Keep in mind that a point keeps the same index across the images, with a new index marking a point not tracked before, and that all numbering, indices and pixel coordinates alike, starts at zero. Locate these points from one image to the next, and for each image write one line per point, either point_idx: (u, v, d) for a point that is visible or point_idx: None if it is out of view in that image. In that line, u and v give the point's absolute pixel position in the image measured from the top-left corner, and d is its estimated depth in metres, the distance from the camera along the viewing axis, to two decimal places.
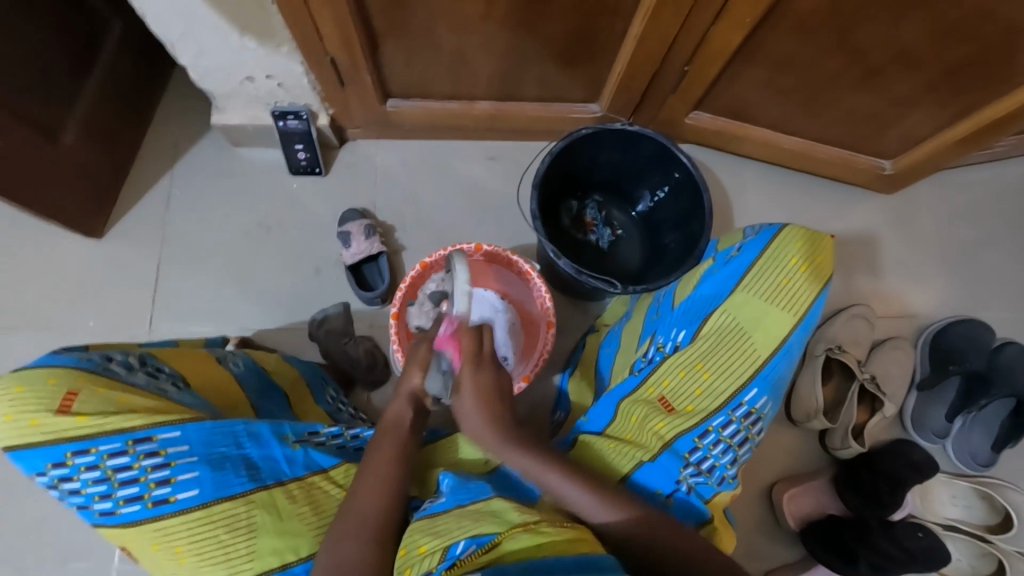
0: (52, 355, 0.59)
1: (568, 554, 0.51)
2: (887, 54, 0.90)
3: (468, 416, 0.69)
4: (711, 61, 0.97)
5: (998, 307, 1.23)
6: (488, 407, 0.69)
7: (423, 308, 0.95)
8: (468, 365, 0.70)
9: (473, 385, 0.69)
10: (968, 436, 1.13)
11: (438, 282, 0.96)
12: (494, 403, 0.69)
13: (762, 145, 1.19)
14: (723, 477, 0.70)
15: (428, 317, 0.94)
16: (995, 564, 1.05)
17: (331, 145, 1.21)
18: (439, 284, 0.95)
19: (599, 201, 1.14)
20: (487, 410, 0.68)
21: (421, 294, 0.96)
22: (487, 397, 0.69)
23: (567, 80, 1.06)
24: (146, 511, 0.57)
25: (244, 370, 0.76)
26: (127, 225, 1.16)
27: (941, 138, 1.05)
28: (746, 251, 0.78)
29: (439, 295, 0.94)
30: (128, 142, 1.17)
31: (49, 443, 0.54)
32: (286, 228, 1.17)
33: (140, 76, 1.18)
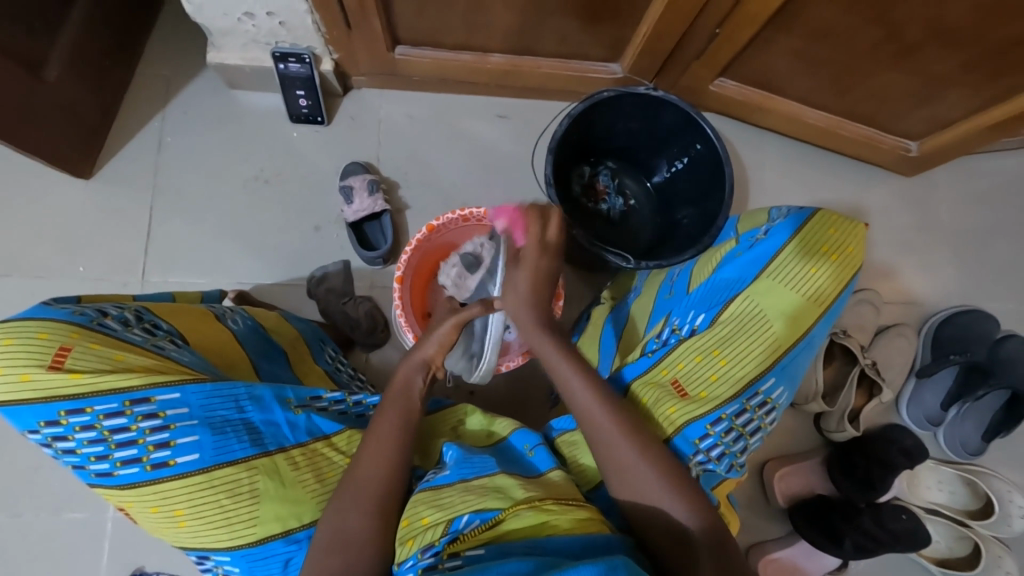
0: (39, 306, 0.57)
1: (571, 534, 0.53)
2: (930, 31, 0.84)
3: (519, 287, 0.72)
4: (746, 24, 0.91)
5: (1006, 298, 1.21)
6: (537, 287, 0.73)
7: (449, 271, 0.92)
8: (533, 246, 0.73)
9: (531, 264, 0.72)
10: (960, 424, 1.13)
11: (476, 245, 0.91)
12: (543, 287, 0.73)
13: (787, 119, 1.13)
14: (731, 464, 0.70)
15: (451, 277, 0.91)
16: (971, 547, 1.08)
17: (334, 93, 1.14)
18: (476, 247, 0.91)
19: (613, 167, 1.10)
20: (537, 286, 0.73)
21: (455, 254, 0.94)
22: (539, 274, 0.73)
23: (589, 36, 0.99)
24: (144, 474, 0.56)
25: (243, 329, 0.74)
26: (118, 167, 1.10)
27: (974, 122, 1.00)
28: (773, 236, 0.76)
29: (473, 260, 0.90)
30: (117, 77, 1.10)
31: (41, 400, 0.53)
32: (285, 178, 1.12)
33: (130, 4, 1.09)
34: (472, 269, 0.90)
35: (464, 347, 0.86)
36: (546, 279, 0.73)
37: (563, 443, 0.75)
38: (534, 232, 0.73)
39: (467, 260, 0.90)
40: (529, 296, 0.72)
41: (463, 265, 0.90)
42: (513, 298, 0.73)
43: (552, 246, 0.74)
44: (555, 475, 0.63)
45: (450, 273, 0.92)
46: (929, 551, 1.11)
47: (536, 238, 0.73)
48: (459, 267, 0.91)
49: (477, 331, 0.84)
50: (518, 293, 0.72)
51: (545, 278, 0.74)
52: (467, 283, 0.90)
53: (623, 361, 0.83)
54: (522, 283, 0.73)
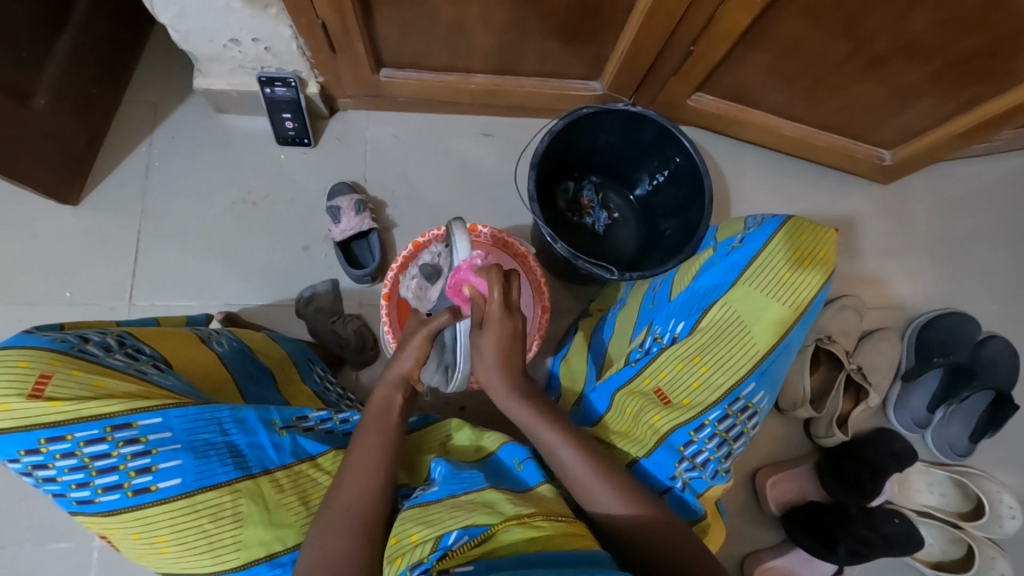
0: (22, 335, 0.57)
1: (559, 549, 0.52)
2: (897, 43, 0.87)
3: (486, 356, 0.70)
4: (718, 41, 0.94)
5: (985, 299, 1.24)
6: (505, 350, 0.70)
7: (411, 281, 0.92)
8: (496, 308, 0.69)
9: (496, 329, 0.69)
10: (947, 426, 1.14)
11: (433, 256, 0.91)
12: (509, 352, 0.70)
13: (764, 130, 1.16)
14: (717, 470, 0.71)
15: (412, 289, 0.92)
16: (965, 549, 1.08)
17: (321, 115, 1.16)
18: (434, 257, 0.91)
19: (596, 182, 1.12)
20: (505, 353, 0.70)
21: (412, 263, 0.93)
22: (504, 341, 0.70)
23: (567, 55, 1.01)
24: (126, 500, 0.56)
25: (228, 351, 0.74)
26: (105, 193, 1.11)
27: (944, 130, 1.03)
28: (748, 243, 0.78)
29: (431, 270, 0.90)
30: (104, 104, 1.11)
31: (22, 428, 0.52)
32: (273, 200, 1.13)
33: (118, 33, 1.11)
34: (430, 279, 0.89)
35: (437, 360, 0.83)
36: (512, 344, 0.70)
37: None
38: (498, 296, 0.69)
39: (426, 270, 0.89)
40: (496, 359, 0.70)
41: (423, 276, 0.90)
42: (480, 362, 0.71)
43: (518, 312, 0.70)
44: (545, 490, 0.63)
45: (410, 284, 0.92)
46: (924, 555, 1.11)
47: (501, 305, 0.69)
48: (418, 278, 0.91)
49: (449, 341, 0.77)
50: (485, 359, 0.70)
51: (513, 345, 0.71)
52: (428, 293, 0.90)
53: (604, 376, 0.83)
54: (489, 349, 0.70)
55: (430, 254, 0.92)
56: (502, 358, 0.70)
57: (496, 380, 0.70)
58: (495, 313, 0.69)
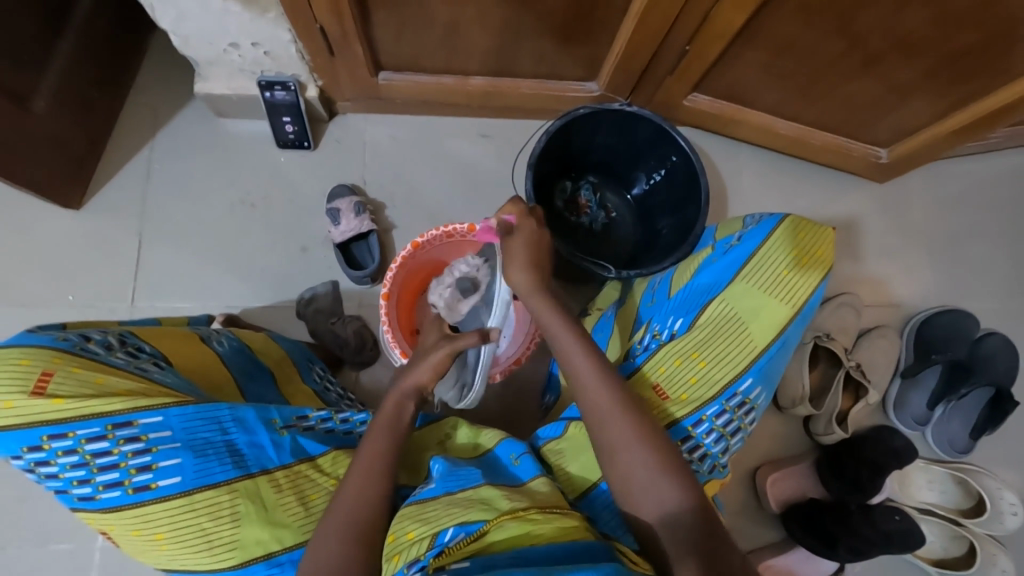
0: (25, 334, 0.57)
1: (553, 544, 0.52)
2: (890, 41, 0.88)
3: (517, 257, 0.74)
4: (713, 42, 0.95)
5: (984, 296, 1.24)
6: (534, 253, 0.75)
7: (442, 289, 0.92)
8: (526, 215, 0.77)
9: (525, 232, 0.75)
10: (947, 423, 1.14)
11: (470, 267, 0.92)
12: (536, 256, 0.75)
13: (760, 130, 1.17)
14: (714, 465, 0.73)
15: (444, 298, 0.91)
16: (966, 547, 1.08)
17: (320, 119, 1.17)
18: (469, 268, 0.91)
19: (594, 182, 1.12)
20: (532, 256, 0.75)
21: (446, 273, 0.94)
22: (534, 243, 0.75)
23: (564, 56, 1.02)
24: (127, 497, 0.56)
25: (229, 351, 0.75)
26: (106, 197, 1.12)
27: (939, 128, 1.04)
28: (747, 241, 0.79)
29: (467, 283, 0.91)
30: (106, 109, 1.13)
31: (23, 425, 0.53)
32: (273, 202, 1.14)
33: (119, 39, 1.12)
34: (466, 292, 0.90)
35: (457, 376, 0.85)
36: (538, 249, 0.76)
37: (549, 451, 0.76)
38: (530, 203, 0.77)
39: (462, 282, 0.91)
40: (527, 260, 0.74)
41: (458, 288, 0.91)
42: (507, 266, 0.74)
43: (541, 217, 0.78)
44: (538, 483, 0.64)
45: (442, 294, 0.92)
46: (925, 552, 1.11)
47: (525, 211, 0.77)
48: (452, 289, 0.91)
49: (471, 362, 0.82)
50: (514, 262, 0.74)
51: (542, 248, 0.76)
52: (460, 306, 0.90)
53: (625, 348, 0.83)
54: (519, 253, 0.74)
55: (465, 266, 0.92)
56: (533, 263, 0.74)
57: (523, 280, 0.73)
58: (522, 219, 0.76)
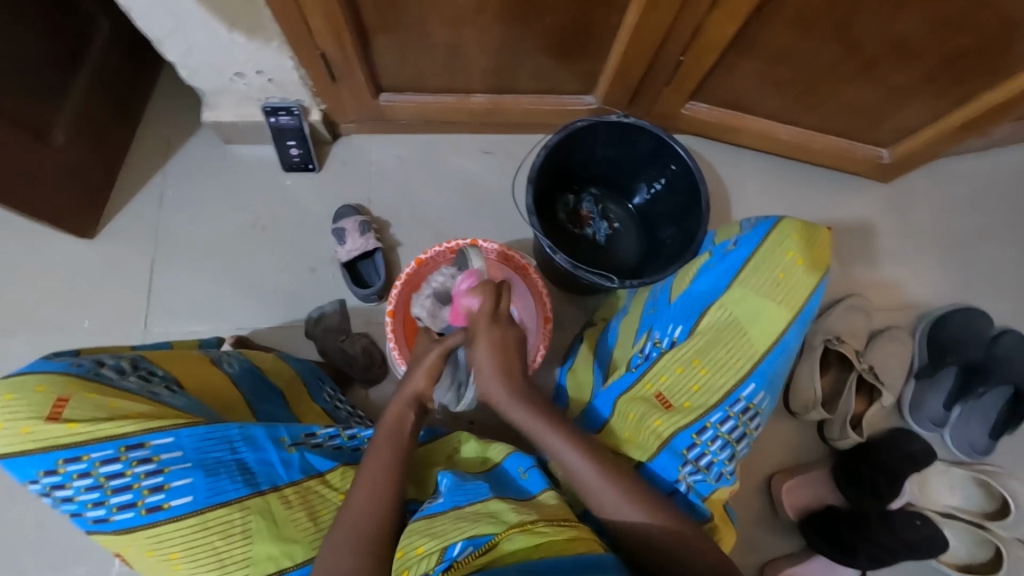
0: (41, 361, 0.59)
1: (562, 557, 0.52)
2: (886, 44, 0.88)
3: (484, 367, 0.72)
4: (708, 52, 0.96)
5: (996, 294, 1.22)
6: (500, 358, 0.72)
7: (423, 300, 0.91)
8: (484, 319, 0.74)
9: (488, 337, 0.73)
10: (966, 424, 1.11)
11: (445, 277, 0.92)
12: (506, 358, 0.73)
13: (759, 136, 1.17)
14: (721, 473, 0.71)
15: (425, 309, 0.90)
16: (992, 551, 1.05)
17: (325, 141, 1.19)
18: (445, 279, 0.92)
19: (596, 194, 1.13)
20: (499, 360, 0.72)
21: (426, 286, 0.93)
22: (497, 347, 0.73)
23: (561, 71, 1.04)
24: (140, 518, 0.57)
25: (240, 371, 0.76)
26: (119, 224, 1.15)
27: (941, 127, 1.03)
28: (742, 246, 0.80)
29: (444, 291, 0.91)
30: (118, 140, 1.16)
31: (40, 450, 0.54)
32: (280, 224, 1.16)
33: (130, 71, 1.16)
34: (446, 300, 0.90)
35: (450, 378, 0.86)
36: (506, 349, 0.73)
37: None
38: (488, 303, 0.75)
39: (440, 291, 0.90)
40: (494, 368, 0.72)
41: (436, 297, 0.90)
42: (480, 375, 0.72)
43: (505, 319, 0.75)
44: (547, 496, 0.64)
45: (423, 305, 0.91)
46: (949, 557, 1.07)
47: (490, 314, 0.74)
48: (432, 298, 0.90)
49: (461, 361, 0.84)
50: (483, 371, 0.72)
51: (508, 349, 0.74)
52: (442, 313, 0.89)
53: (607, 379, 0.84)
54: (484, 362, 0.72)
55: (441, 277, 0.92)
56: (501, 366, 0.72)
57: (498, 391, 0.71)
58: (483, 322, 0.74)
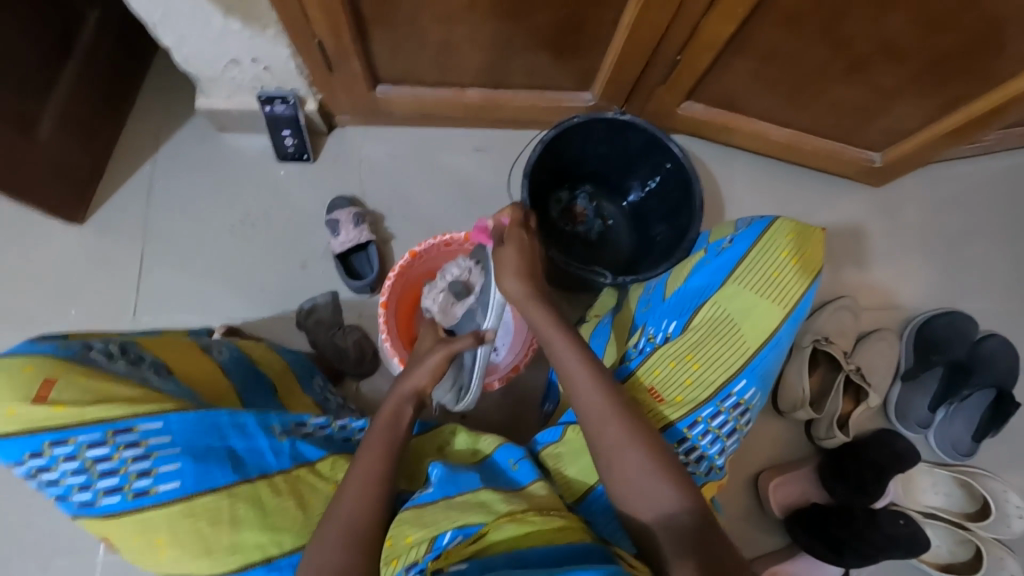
0: (27, 342, 0.58)
1: (548, 545, 0.53)
2: (878, 47, 0.90)
3: (509, 267, 0.74)
4: (704, 51, 0.96)
5: (982, 298, 1.24)
6: (526, 262, 0.75)
7: (435, 293, 0.93)
8: (513, 226, 0.77)
9: (515, 240, 0.76)
10: (950, 425, 1.13)
11: (461, 270, 0.92)
12: (530, 265, 0.75)
13: (753, 137, 1.18)
14: (711, 467, 0.74)
15: (437, 302, 0.92)
16: (972, 551, 1.07)
17: (320, 132, 1.19)
18: (461, 272, 0.92)
19: (590, 191, 1.13)
20: (526, 263, 0.75)
21: (440, 278, 0.94)
22: (524, 251, 0.76)
23: (558, 68, 1.04)
24: (126, 503, 0.57)
25: (229, 360, 0.76)
26: (109, 212, 1.13)
27: (932, 131, 1.05)
28: (737, 243, 0.81)
29: (459, 285, 0.91)
30: (109, 127, 1.15)
31: (26, 432, 0.53)
32: (273, 215, 1.15)
33: (122, 58, 1.15)
34: (460, 296, 0.91)
35: (452, 379, 0.86)
36: (531, 256, 0.76)
37: (548, 455, 0.76)
38: (516, 215, 0.78)
39: (455, 286, 0.91)
40: (518, 270, 0.74)
41: (450, 291, 0.91)
42: (504, 279, 0.74)
43: (533, 229, 0.79)
44: (536, 487, 0.64)
45: (436, 298, 0.92)
46: (931, 557, 1.09)
47: (519, 221, 0.78)
48: (445, 293, 0.91)
49: (466, 363, 0.84)
50: (510, 285, 0.74)
51: (532, 254, 0.76)
52: (454, 310, 0.91)
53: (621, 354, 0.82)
54: (511, 262, 0.75)
55: (457, 269, 0.92)
56: (526, 268, 0.74)
57: (518, 289, 0.73)
58: (514, 228, 0.77)
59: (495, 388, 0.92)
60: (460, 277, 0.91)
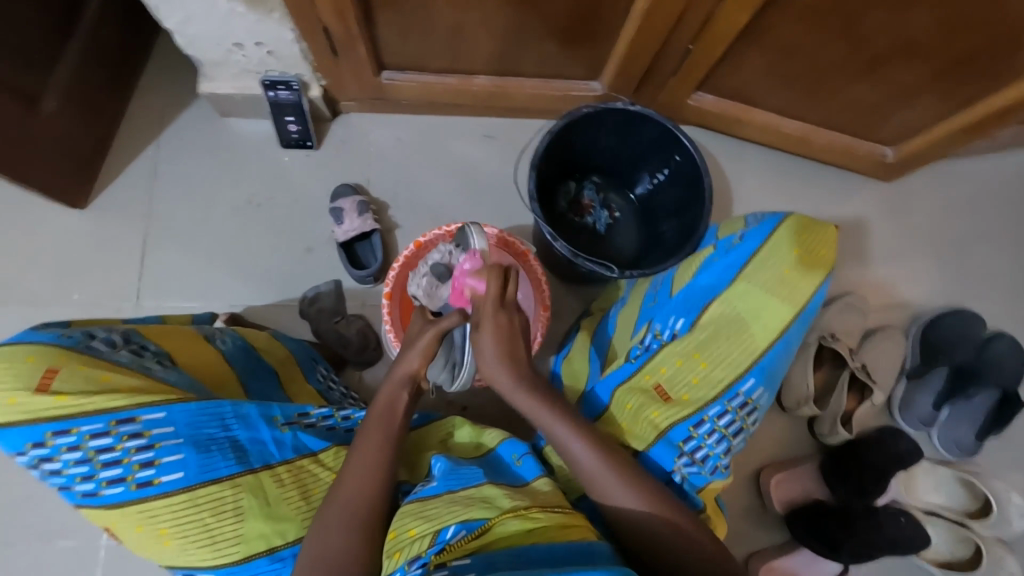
0: (28, 331, 0.57)
1: (553, 544, 0.53)
2: (896, 42, 0.87)
3: (486, 354, 0.69)
4: (717, 42, 0.94)
5: (991, 297, 1.23)
6: (505, 347, 0.69)
7: (420, 280, 0.90)
8: (489, 303, 0.70)
9: (491, 323, 0.69)
10: (954, 424, 1.12)
11: (443, 254, 0.90)
12: (511, 347, 0.69)
13: (764, 130, 1.16)
14: (716, 467, 0.72)
15: (421, 287, 0.89)
16: (972, 548, 1.07)
17: (324, 118, 1.17)
18: (444, 256, 0.89)
19: (598, 182, 1.12)
20: (505, 346, 0.69)
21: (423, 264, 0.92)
22: (502, 336, 0.69)
23: (567, 56, 1.02)
24: (130, 493, 0.57)
25: (232, 348, 0.75)
26: (111, 196, 1.12)
27: (947, 128, 1.03)
28: (747, 240, 0.80)
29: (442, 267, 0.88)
30: (111, 109, 1.13)
31: (28, 422, 0.53)
32: (276, 201, 1.14)
33: (125, 38, 1.13)
34: (442, 278, 0.88)
35: (445, 357, 0.82)
36: (512, 339, 0.69)
37: (550, 451, 0.76)
38: (494, 284, 0.69)
39: (437, 268, 0.88)
40: (497, 358, 0.69)
41: (433, 274, 0.88)
42: (483, 361, 0.69)
43: (513, 305, 0.70)
44: (541, 483, 0.64)
45: (420, 284, 0.90)
46: (932, 555, 1.09)
47: (496, 301, 0.69)
48: (428, 277, 0.89)
49: (456, 340, 0.80)
50: (484, 356, 0.69)
51: (513, 338, 0.70)
52: (439, 292, 0.87)
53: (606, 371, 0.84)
54: (487, 348, 0.69)
55: (439, 254, 0.90)
56: (504, 354, 0.68)
57: (501, 379, 0.69)
58: (488, 307, 0.69)
59: None
60: (442, 262, 0.89)
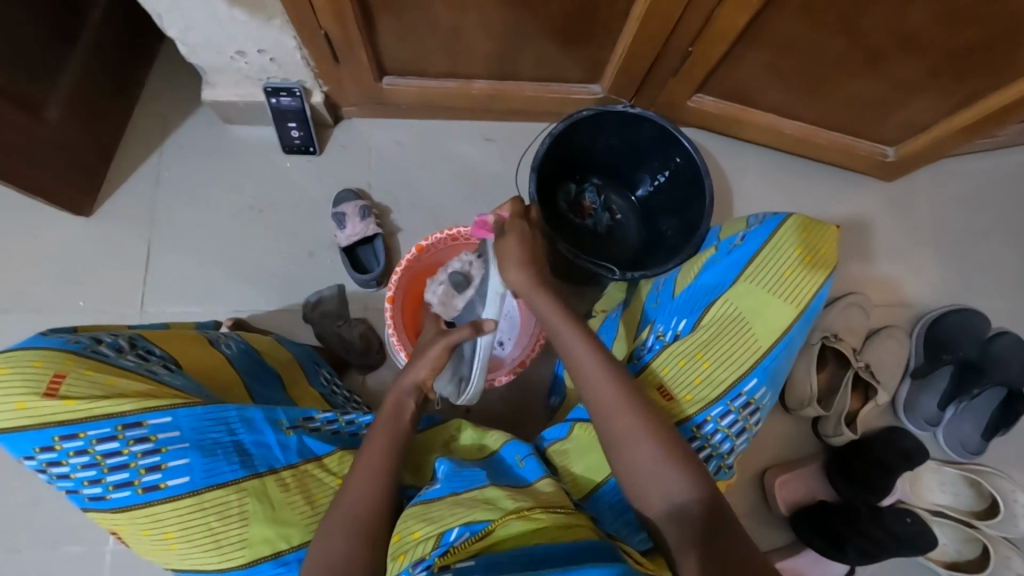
0: (37, 336, 0.58)
1: (558, 544, 0.53)
2: (894, 39, 0.88)
3: (511, 256, 0.76)
4: (716, 42, 0.95)
5: (994, 295, 1.23)
6: (528, 251, 0.76)
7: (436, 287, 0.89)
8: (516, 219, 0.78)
9: (517, 232, 0.77)
10: (959, 423, 1.12)
11: (464, 262, 0.88)
12: (533, 255, 0.77)
13: (764, 130, 1.16)
14: (720, 466, 0.75)
15: (437, 295, 0.88)
16: (980, 549, 1.06)
17: (326, 124, 1.18)
18: (464, 264, 0.88)
19: (598, 183, 1.11)
20: (527, 251, 0.76)
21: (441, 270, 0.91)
22: (525, 240, 0.77)
23: (567, 58, 1.02)
24: (136, 497, 0.57)
25: (237, 353, 0.75)
26: (116, 203, 1.13)
27: (947, 125, 1.03)
28: (749, 240, 0.80)
29: (460, 276, 0.88)
30: (115, 117, 1.14)
31: (36, 426, 0.54)
32: (279, 207, 1.15)
33: (128, 48, 1.14)
34: (460, 287, 0.88)
35: (452, 370, 0.83)
36: (533, 247, 0.77)
37: (554, 452, 0.77)
38: (517, 208, 0.79)
39: (456, 278, 0.88)
40: (520, 260, 0.76)
41: (451, 283, 0.88)
42: (507, 271, 0.76)
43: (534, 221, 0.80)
44: (545, 484, 0.64)
45: (436, 290, 0.89)
46: (938, 555, 1.09)
47: (519, 213, 0.79)
48: (445, 285, 0.88)
49: (466, 353, 0.81)
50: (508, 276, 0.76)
51: (533, 245, 0.78)
52: (455, 302, 0.88)
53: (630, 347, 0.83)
54: (513, 252, 0.76)
55: (459, 261, 0.89)
56: (525, 258, 0.76)
57: (519, 277, 0.75)
58: (516, 219, 0.78)
59: (502, 381, 0.91)
60: (462, 269, 0.88)
